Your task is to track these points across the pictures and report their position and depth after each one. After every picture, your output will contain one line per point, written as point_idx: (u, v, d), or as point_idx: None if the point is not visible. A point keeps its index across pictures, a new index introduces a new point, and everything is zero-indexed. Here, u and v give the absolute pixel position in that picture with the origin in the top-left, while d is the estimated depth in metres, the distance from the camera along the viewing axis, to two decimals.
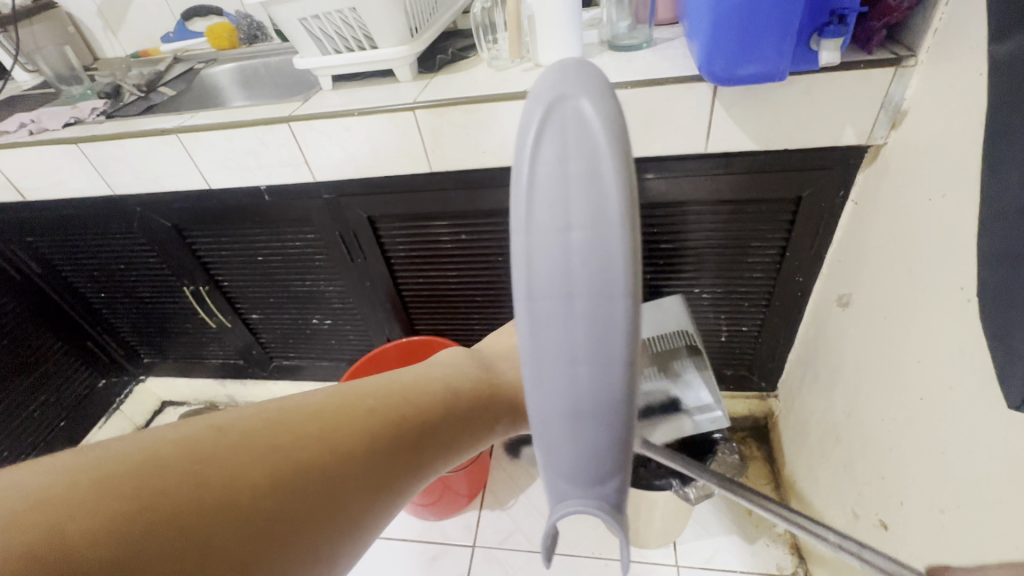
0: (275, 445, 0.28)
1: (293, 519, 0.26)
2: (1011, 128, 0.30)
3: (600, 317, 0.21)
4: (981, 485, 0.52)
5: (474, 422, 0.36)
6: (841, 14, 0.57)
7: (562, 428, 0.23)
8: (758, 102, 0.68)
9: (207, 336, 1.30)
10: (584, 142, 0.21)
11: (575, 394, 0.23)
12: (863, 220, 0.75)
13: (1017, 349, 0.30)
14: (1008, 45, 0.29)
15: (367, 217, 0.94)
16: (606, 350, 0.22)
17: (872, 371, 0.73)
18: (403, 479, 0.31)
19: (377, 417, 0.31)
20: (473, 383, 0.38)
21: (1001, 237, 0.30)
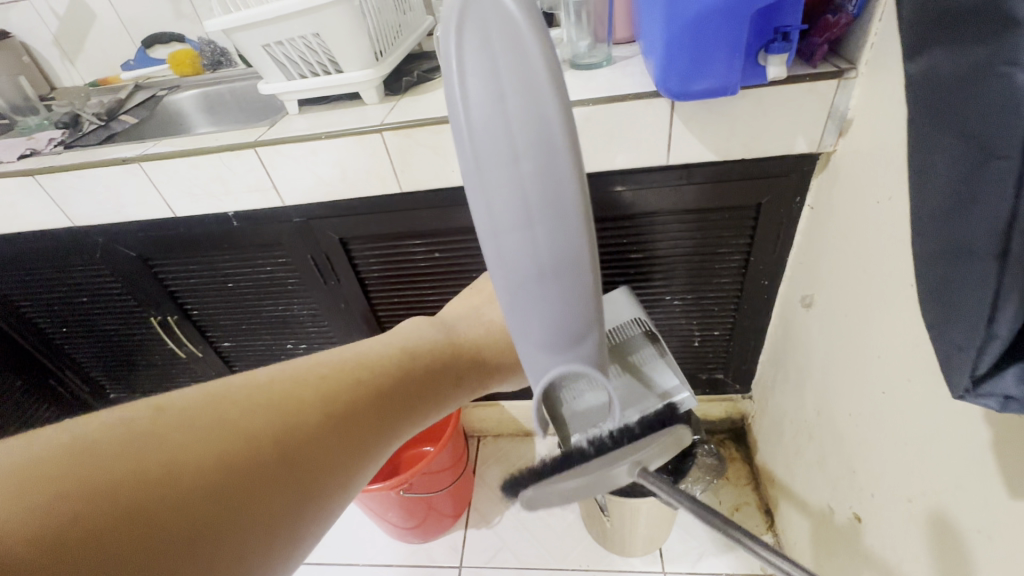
0: (226, 423, 0.32)
1: (267, 488, 0.30)
2: (930, 137, 0.32)
3: (543, 175, 0.27)
4: (943, 472, 0.55)
5: (402, 400, 0.41)
6: (784, 31, 0.60)
7: (531, 284, 0.30)
8: (714, 115, 0.70)
9: (176, 368, 1.27)
10: (505, 29, 0.26)
11: (537, 253, 0.29)
12: (820, 224, 0.78)
13: (955, 342, 0.32)
14: (924, 63, 0.31)
15: (338, 239, 0.94)
16: (559, 207, 0.28)
17: (837, 368, 0.76)
18: (347, 456, 0.35)
19: (320, 408, 0.35)
20: (393, 371, 0.42)
21: (933, 237, 0.32)
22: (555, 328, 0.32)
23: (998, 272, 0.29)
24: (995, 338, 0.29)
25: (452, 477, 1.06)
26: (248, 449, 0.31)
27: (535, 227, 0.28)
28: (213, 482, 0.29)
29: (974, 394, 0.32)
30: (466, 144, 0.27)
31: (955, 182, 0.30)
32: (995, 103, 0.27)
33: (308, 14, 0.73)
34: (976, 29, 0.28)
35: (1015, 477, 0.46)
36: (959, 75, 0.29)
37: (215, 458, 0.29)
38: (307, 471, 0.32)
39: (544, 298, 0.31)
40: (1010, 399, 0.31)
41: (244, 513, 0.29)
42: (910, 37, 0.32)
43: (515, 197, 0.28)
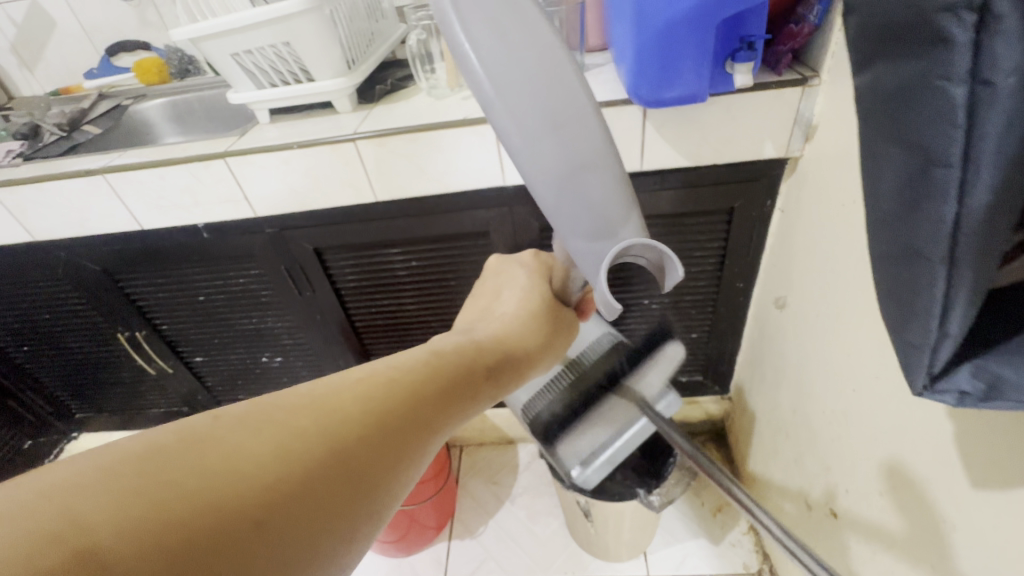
0: (281, 423, 0.27)
1: (329, 495, 0.26)
2: (880, 149, 0.32)
3: (555, 76, 0.30)
4: (912, 465, 0.56)
5: (465, 387, 0.37)
6: (749, 40, 0.61)
7: (574, 180, 0.32)
8: (685, 122, 0.72)
9: (146, 385, 1.22)
10: None
11: (573, 149, 0.31)
12: (790, 227, 0.80)
13: (913, 341, 0.33)
14: (872, 73, 0.32)
15: (314, 249, 0.92)
16: (576, 99, 0.30)
17: (810, 367, 0.78)
18: (417, 447, 0.31)
19: (383, 398, 0.32)
20: (449, 363, 0.38)
21: (886, 241, 0.33)
22: (597, 223, 0.33)
23: (948, 273, 0.30)
24: (946, 335, 0.32)
25: (434, 489, 1.04)
26: (314, 443, 0.27)
27: (563, 126, 0.30)
28: (273, 490, 0.24)
29: (930, 391, 0.34)
30: (477, 69, 0.29)
31: (905, 188, 0.31)
32: (936, 115, 0.28)
33: (277, 22, 0.72)
34: (916, 43, 0.28)
35: (978, 469, 0.48)
36: (904, 86, 0.30)
37: (275, 460, 0.26)
38: (371, 474, 0.28)
39: (585, 192, 0.32)
40: (966, 394, 0.33)
41: (307, 523, 0.25)
42: (856, 50, 0.33)
43: (535, 100, 0.29)
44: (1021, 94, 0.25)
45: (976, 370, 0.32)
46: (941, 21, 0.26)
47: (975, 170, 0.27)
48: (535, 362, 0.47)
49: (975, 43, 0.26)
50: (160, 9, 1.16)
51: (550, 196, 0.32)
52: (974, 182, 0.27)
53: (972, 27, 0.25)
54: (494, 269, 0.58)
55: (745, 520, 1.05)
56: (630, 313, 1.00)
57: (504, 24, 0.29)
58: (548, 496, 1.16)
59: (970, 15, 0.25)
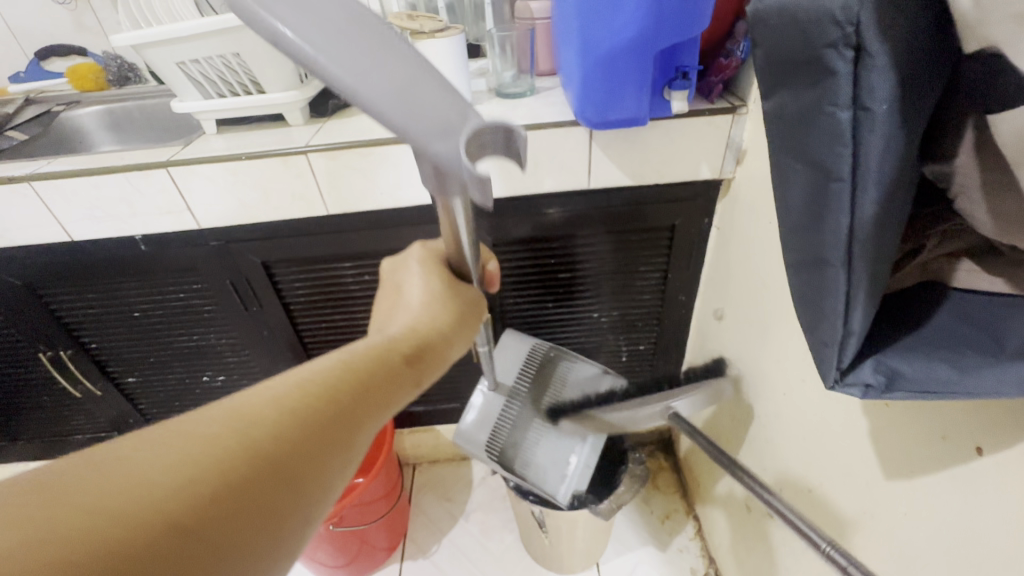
0: (194, 432, 0.30)
1: (248, 489, 0.29)
2: (788, 165, 0.32)
3: (361, 29, 0.28)
4: (833, 460, 0.61)
5: (384, 381, 0.39)
6: (684, 71, 0.66)
7: (409, 97, 0.28)
8: (628, 145, 0.76)
9: (70, 409, 1.13)
10: None
11: (396, 72, 0.28)
12: (726, 242, 0.86)
13: (822, 337, 0.33)
14: (775, 97, 0.32)
15: (261, 263, 0.90)
16: (384, 42, 0.29)
17: (745, 375, 0.83)
18: (336, 442, 0.34)
19: (293, 398, 0.34)
20: (365, 360, 0.39)
21: (797, 247, 0.33)
22: (451, 118, 0.28)
23: (848, 279, 0.30)
24: (851, 332, 0.32)
25: (386, 509, 1.02)
26: (228, 449, 0.30)
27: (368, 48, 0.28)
28: (194, 490, 0.27)
29: (841, 384, 0.34)
30: (286, 38, 0.26)
31: (807, 199, 0.31)
32: (827, 139, 0.28)
33: (225, 34, 0.71)
34: (809, 72, 0.28)
35: (890, 461, 0.52)
36: (804, 112, 0.29)
37: (190, 466, 0.28)
38: (294, 469, 0.31)
39: (422, 99, 0.28)
40: (869, 386, 0.33)
41: (241, 518, 0.28)
42: (761, 77, 0.32)
43: (342, 43, 0.27)
44: (895, 119, 0.26)
45: (877, 365, 0.33)
46: (826, 55, 0.27)
47: (864, 186, 0.28)
48: (457, 340, 0.47)
49: (855, 75, 0.26)
50: (99, 14, 1.12)
51: (396, 120, 0.28)
52: (863, 194, 0.28)
53: (851, 62, 0.26)
54: (390, 268, 0.53)
55: (692, 525, 1.09)
56: (581, 326, 1.03)
57: None
58: (502, 511, 1.16)
59: (849, 50, 0.26)
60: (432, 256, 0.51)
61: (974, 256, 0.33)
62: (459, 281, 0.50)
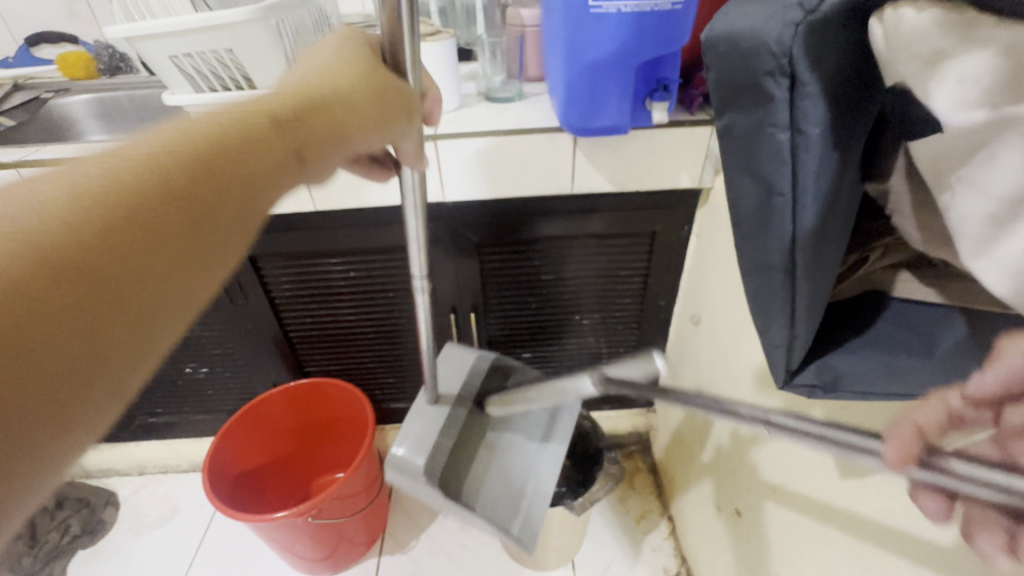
0: (28, 201, 0.26)
1: (106, 250, 0.27)
2: (738, 179, 0.34)
3: None
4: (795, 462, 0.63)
5: (272, 149, 0.35)
6: (665, 83, 0.69)
7: None
8: (611, 152, 0.79)
9: None
10: None
11: None
12: (704, 250, 0.88)
13: (773, 340, 0.36)
14: (726, 115, 0.34)
15: (248, 256, 0.91)
16: None
17: (719, 379, 0.85)
18: (214, 209, 0.31)
19: (150, 159, 0.30)
20: (245, 125, 0.34)
21: (748, 255, 0.35)
22: None
23: (792, 286, 0.33)
24: (796, 337, 0.34)
25: (366, 503, 1.03)
26: (74, 212, 0.27)
27: None
28: (35, 253, 0.25)
29: (790, 383, 0.37)
30: None
31: (755, 214, 0.33)
32: (770, 157, 0.31)
33: (219, 29, 0.72)
34: (752, 94, 0.31)
35: (847, 461, 0.55)
36: (750, 130, 0.32)
37: (26, 230, 0.25)
38: (164, 234, 0.29)
39: None
40: (816, 387, 0.36)
41: (83, 283, 0.26)
42: (715, 95, 0.34)
43: None
44: (828, 142, 0.28)
45: (822, 366, 0.36)
46: (765, 81, 0.29)
47: (803, 201, 0.30)
48: (375, 127, 0.42)
49: (791, 101, 0.28)
50: (92, 3, 1.12)
51: None
52: (801, 209, 0.30)
53: (787, 89, 0.28)
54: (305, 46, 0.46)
55: (666, 526, 1.11)
56: (563, 327, 1.05)
57: None
58: None
59: (785, 78, 0.28)
60: (351, 37, 0.45)
61: (914, 267, 0.35)
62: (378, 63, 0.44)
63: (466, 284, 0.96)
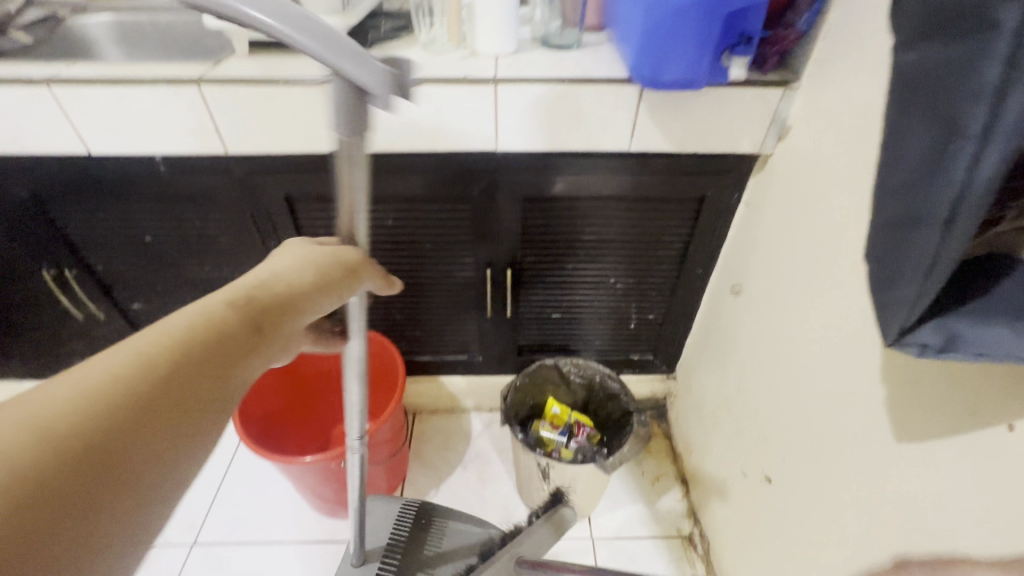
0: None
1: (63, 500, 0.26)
2: (910, 113, 0.35)
3: (292, 12, 0.36)
4: (841, 432, 0.63)
5: (229, 348, 0.35)
6: (747, 36, 0.66)
7: (325, 40, 0.37)
8: (675, 109, 0.76)
9: (68, 331, 1.10)
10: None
11: (311, 25, 0.37)
12: (754, 218, 0.87)
13: (896, 293, 0.36)
14: (916, 49, 0.34)
15: (284, 197, 0.88)
16: (303, 21, 0.37)
17: (758, 348, 0.85)
18: (171, 425, 0.30)
19: (107, 388, 0.29)
20: (201, 329, 0.34)
21: (898, 206, 0.35)
22: (353, 48, 0.38)
23: (942, 239, 0.32)
24: (926, 291, 0.34)
25: (390, 452, 1.04)
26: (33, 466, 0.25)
27: (292, 19, 0.36)
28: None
29: (899, 343, 0.37)
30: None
31: (922, 161, 0.33)
32: (967, 97, 0.30)
33: None
34: (967, 25, 0.30)
35: (903, 424, 0.54)
36: (946, 67, 0.32)
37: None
38: (122, 469, 0.28)
39: (338, 49, 0.37)
40: (926, 346, 0.36)
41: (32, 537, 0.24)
42: (904, 32, 0.35)
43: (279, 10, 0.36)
44: None
45: (937, 326, 0.35)
46: (994, 8, 0.28)
47: (989, 147, 0.29)
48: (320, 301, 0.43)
49: (1017, 33, 0.27)
50: None
51: (320, 49, 0.37)
52: (985, 158, 0.30)
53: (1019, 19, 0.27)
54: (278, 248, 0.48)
55: (681, 489, 1.14)
56: (597, 290, 1.04)
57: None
58: (499, 463, 1.19)
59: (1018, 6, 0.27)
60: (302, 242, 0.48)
61: None
62: (332, 259, 0.46)
63: (505, 240, 0.94)
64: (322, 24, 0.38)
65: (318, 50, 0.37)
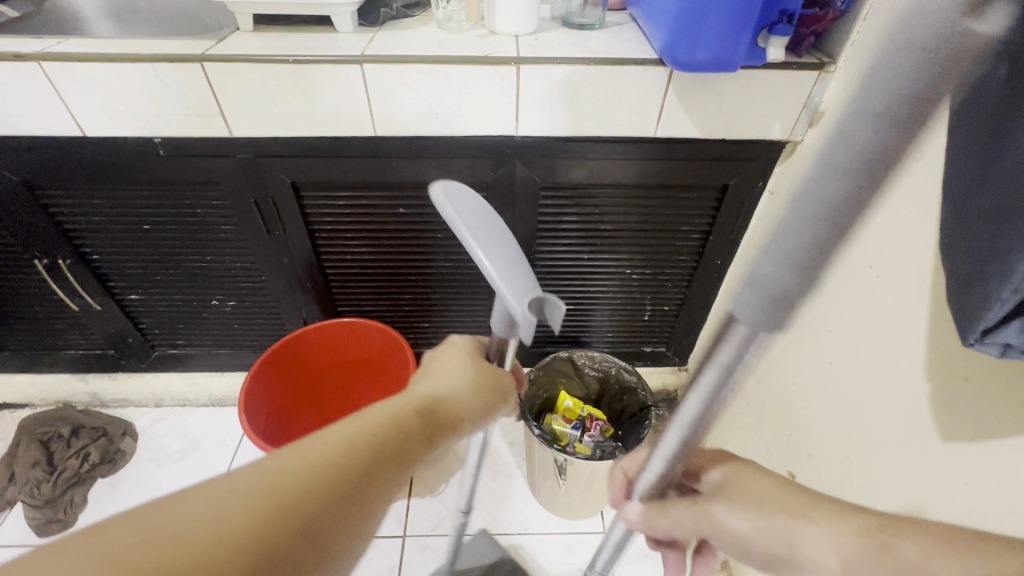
0: (251, 488, 0.34)
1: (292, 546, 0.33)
2: None
3: (497, 245, 0.45)
4: (878, 430, 0.62)
5: (411, 437, 0.42)
6: (788, 14, 0.62)
7: (513, 267, 0.44)
8: (704, 92, 0.72)
9: (63, 323, 1.06)
10: (458, 206, 0.46)
11: (506, 261, 0.44)
12: (779, 208, 0.84)
13: (987, 292, 0.33)
14: None
15: (291, 183, 0.83)
16: (505, 251, 0.45)
17: (782, 342, 0.83)
18: (364, 496, 0.38)
19: (333, 458, 0.37)
20: (396, 419, 0.43)
21: (997, 195, 0.33)
22: (527, 280, 0.45)
23: None
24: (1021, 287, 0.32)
25: None
26: (281, 513, 0.33)
27: (499, 249, 0.44)
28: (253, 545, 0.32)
29: (981, 343, 0.35)
30: (477, 227, 0.45)
31: None
32: None
33: None
34: None
35: (949, 422, 0.52)
36: None
37: (246, 524, 0.32)
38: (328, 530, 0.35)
39: (513, 278, 0.44)
40: (1011, 345, 0.34)
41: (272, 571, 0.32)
42: None
43: (490, 248, 0.44)
44: None
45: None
46: None
47: None
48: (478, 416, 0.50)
49: None
50: None
51: (502, 274, 0.43)
52: None
53: None
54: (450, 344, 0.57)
55: None
56: (613, 281, 1.01)
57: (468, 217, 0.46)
58: (510, 456, 1.17)
59: None
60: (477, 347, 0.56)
61: None
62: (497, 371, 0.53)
63: (521, 231, 0.91)
64: (521, 260, 0.46)
65: (500, 276, 0.43)
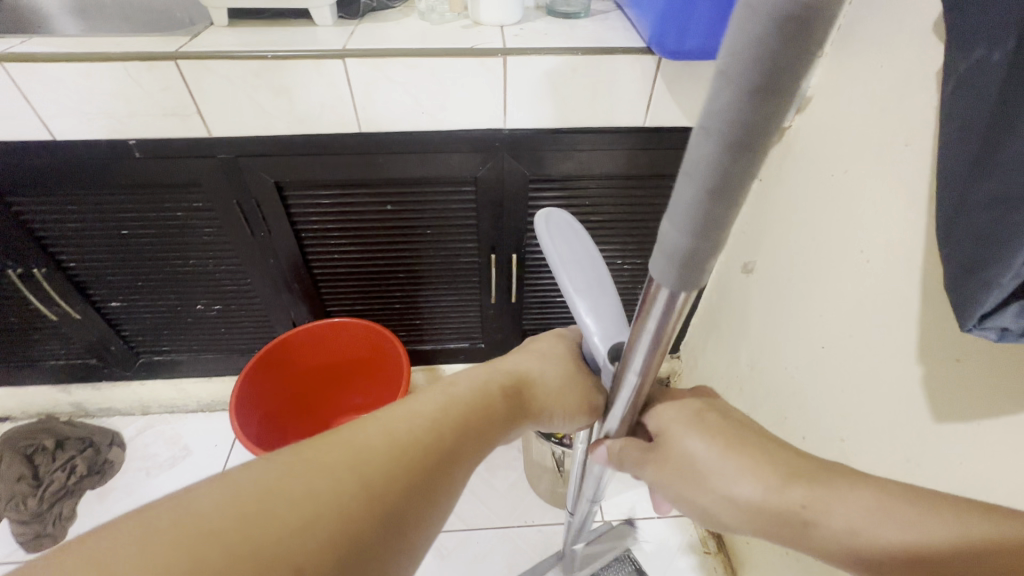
0: (342, 463, 0.33)
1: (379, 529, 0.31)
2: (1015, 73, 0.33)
3: (596, 288, 0.41)
4: (872, 412, 0.62)
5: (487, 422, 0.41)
6: None
7: (607, 314, 0.40)
8: (693, 79, 0.72)
9: (41, 333, 1.03)
10: (561, 241, 0.43)
11: (599, 307, 0.40)
12: (769, 194, 0.84)
13: (986, 279, 0.33)
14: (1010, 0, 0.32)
15: (274, 183, 0.81)
16: (603, 295, 0.41)
17: (774, 327, 0.83)
18: (443, 483, 0.36)
19: (416, 440, 0.36)
20: (473, 401, 0.41)
21: (1000, 180, 0.33)
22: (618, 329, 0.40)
23: None
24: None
25: None
26: (371, 492, 0.32)
27: (595, 295, 0.40)
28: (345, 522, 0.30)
29: (978, 327, 0.35)
30: (578, 265, 0.41)
31: None
32: None
33: None
34: None
35: (942, 402, 0.53)
36: None
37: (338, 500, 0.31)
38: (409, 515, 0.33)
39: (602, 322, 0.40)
40: (1006, 329, 0.35)
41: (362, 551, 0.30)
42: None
43: (585, 291, 0.40)
44: None
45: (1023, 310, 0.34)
46: None
47: None
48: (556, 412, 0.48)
49: None
50: None
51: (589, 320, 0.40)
52: None
53: None
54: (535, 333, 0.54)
55: None
56: None
57: (571, 254, 0.42)
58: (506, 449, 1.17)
59: None
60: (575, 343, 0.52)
61: None
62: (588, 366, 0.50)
63: (512, 224, 0.90)
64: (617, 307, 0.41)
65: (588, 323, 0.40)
